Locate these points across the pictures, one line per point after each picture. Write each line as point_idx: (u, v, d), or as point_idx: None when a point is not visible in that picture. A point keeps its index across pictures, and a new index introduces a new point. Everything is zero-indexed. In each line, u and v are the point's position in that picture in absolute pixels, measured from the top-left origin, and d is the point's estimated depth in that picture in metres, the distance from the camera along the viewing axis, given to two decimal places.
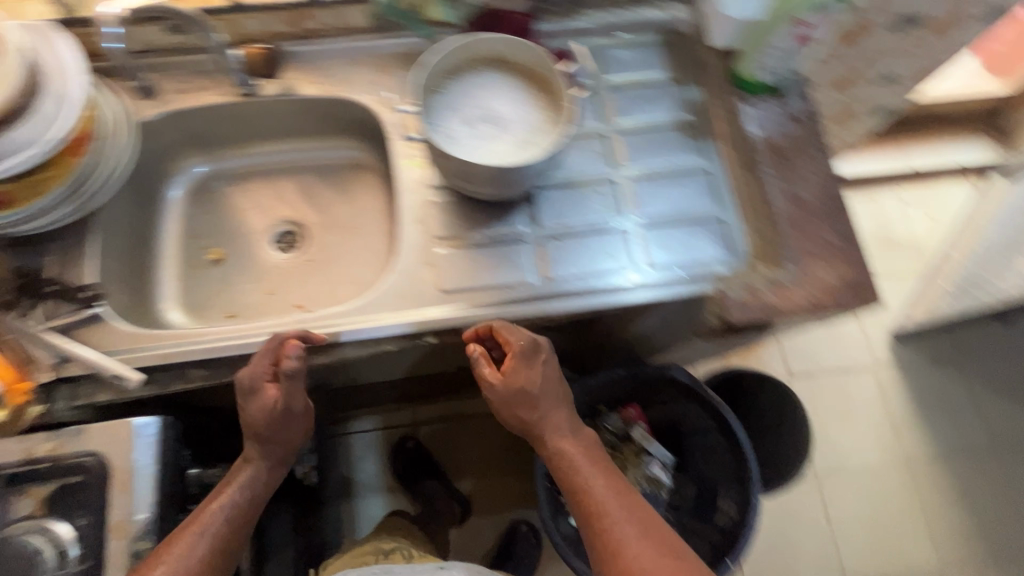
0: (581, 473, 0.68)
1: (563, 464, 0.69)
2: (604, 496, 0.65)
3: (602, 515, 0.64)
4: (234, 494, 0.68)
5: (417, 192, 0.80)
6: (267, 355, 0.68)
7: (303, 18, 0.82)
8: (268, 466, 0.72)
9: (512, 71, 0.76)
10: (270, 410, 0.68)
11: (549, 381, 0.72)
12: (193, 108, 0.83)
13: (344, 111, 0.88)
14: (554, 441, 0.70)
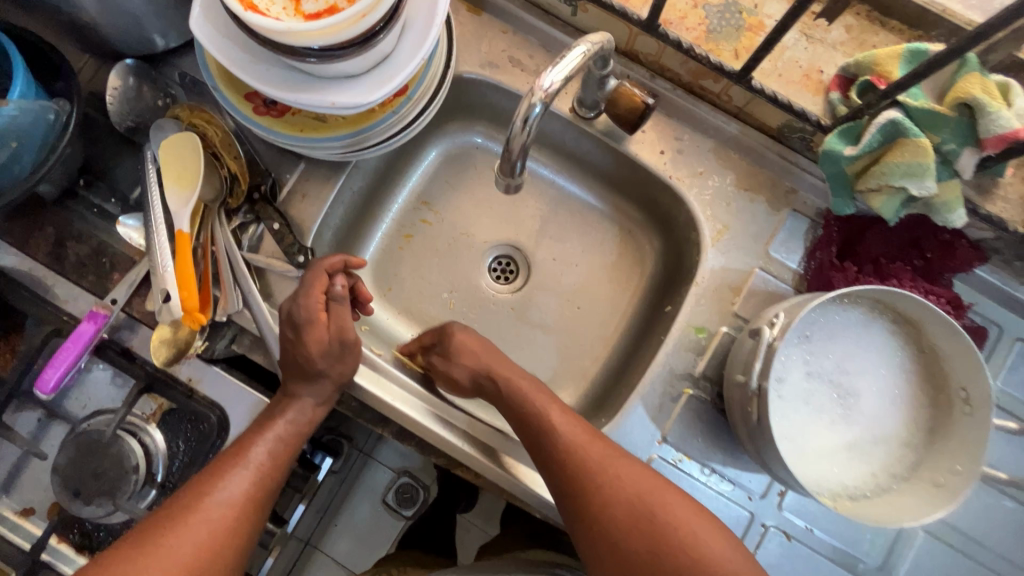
0: (555, 426, 0.56)
1: (537, 429, 0.57)
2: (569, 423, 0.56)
3: (585, 459, 0.54)
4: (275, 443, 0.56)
5: (679, 368, 0.61)
6: (313, 283, 0.58)
7: (711, 78, 0.59)
8: (319, 401, 0.58)
9: (913, 340, 0.52)
10: (323, 350, 0.56)
11: (492, 354, 0.63)
12: (516, 89, 0.65)
13: (663, 195, 0.67)
14: (549, 404, 0.58)
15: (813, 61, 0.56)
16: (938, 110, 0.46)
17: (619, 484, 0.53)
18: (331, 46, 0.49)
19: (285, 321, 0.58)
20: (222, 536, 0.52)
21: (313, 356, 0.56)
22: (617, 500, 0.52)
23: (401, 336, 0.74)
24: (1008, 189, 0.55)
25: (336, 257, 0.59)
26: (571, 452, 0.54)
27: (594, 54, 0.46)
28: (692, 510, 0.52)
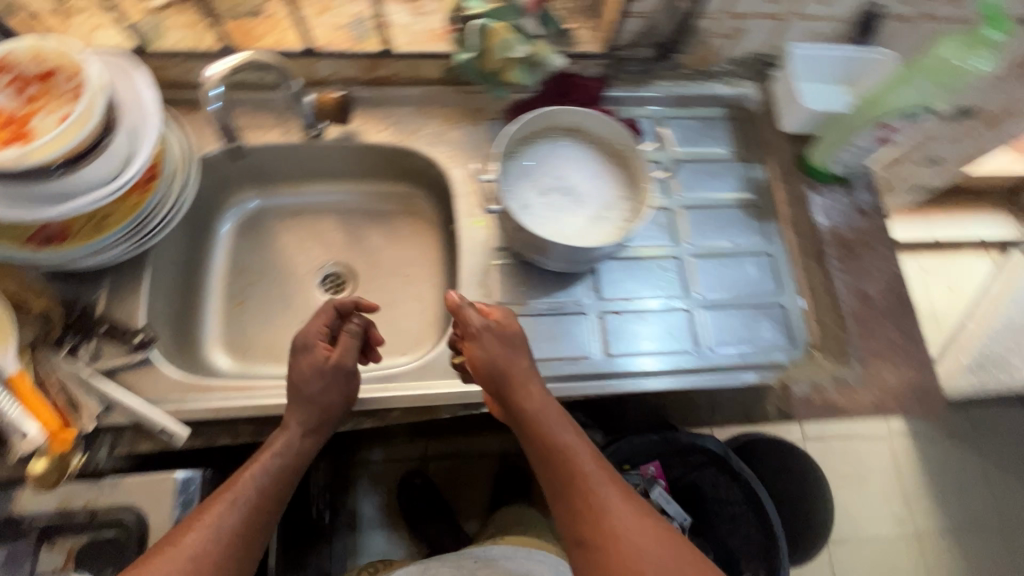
0: (586, 477, 0.59)
1: (567, 473, 0.60)
2: (602, 479, 0.59)
3: (586, 491, 0.58)
4: (266, 473, 0.62)
5: (479, 253, 0.78)
6: (322, 317, 0.69)
7: (379, 67, 0.81)
8: (302, 433, 0.65)
9: (583, 139, 0.75)
10: (320, 373, 0.65)
11: (505, 343, 0.65)
12: (253, 145, 0.82)
13: (406, 161, 0.87)
14: (569, 442, 0.62)
15: (430, 25, 0.81)
16: (496, 9, 0.71)
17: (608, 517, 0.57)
18: (70, 156, 0.61)
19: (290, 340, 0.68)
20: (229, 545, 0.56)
21: (308, 380, 0.64)
22: (627, 560, 0.54)
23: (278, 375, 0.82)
24: (582, 36, 0.83)
25: (346, 299, 0.70)
26: (605, 517, 0.57)
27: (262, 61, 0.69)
28: (687, 564, 0.54)
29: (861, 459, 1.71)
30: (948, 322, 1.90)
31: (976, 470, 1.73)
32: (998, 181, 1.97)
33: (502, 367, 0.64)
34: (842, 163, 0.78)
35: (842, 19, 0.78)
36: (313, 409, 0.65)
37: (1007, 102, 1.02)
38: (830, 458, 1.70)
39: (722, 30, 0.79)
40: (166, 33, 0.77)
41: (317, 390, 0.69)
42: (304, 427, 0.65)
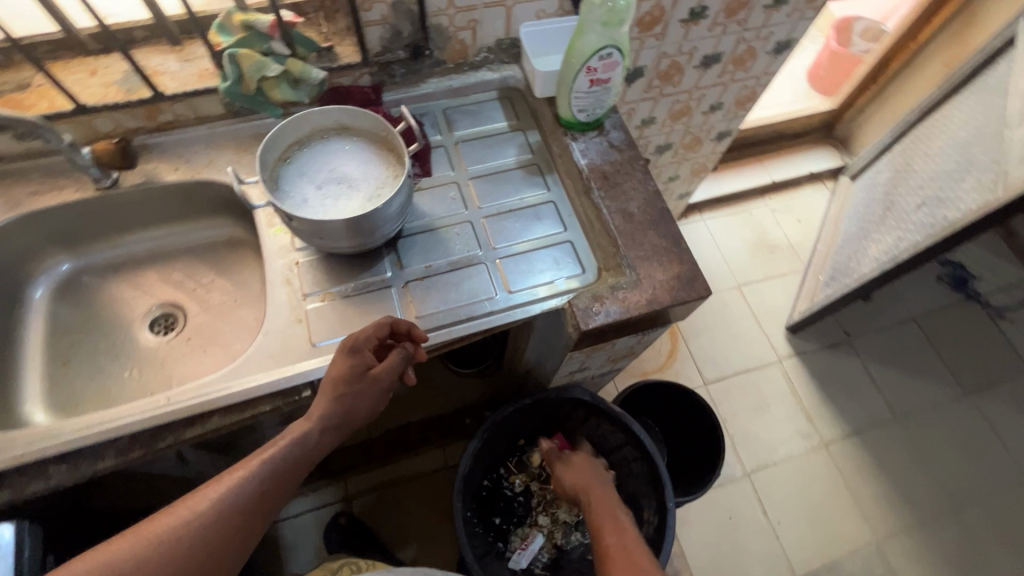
0: (610, 542, 0.81)
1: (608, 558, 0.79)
2: (614, 537, 0.82)
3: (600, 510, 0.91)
4: (282, 459, 0.68)
5: (283, 256, 0.83)
6: (377, 326, 0.72)
7: (157, 112, 0.87)
8: (323, 428, 0.70)
9: (351, 134, 0.84)
10: (355, 380, 0.70)
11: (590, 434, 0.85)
12: (44, 208, 0.84)
13: (209, 193, 0.92)
14: (618, 535, 0.83)
15: (198, 67, 0.88)
16: (242, 37, 0.80)
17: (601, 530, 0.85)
18: None
19: (346, 338, 0.71)
20: (208, 530, 0.61)
21: (352, 387, 0.70)
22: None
23: None
24: (344, 52, 0.92)
25: (404, 321, 0.74)
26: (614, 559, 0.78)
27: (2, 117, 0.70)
28: None
29: (761, 387, 1.84)
30: (805, 249, 2.11)
31: (862, 372, 1.88)
32: (815, 119, 2.24)
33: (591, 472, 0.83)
34: (579, 108, 0.88)
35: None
36: (336, 405, 0.70)
37: (741, 41, 1.21)
38: (733, 393, 1.81)
39: (458, 23, 0.91)
40: None
41: (128, 413, 0.71)
42: (325, 424, 0.70)
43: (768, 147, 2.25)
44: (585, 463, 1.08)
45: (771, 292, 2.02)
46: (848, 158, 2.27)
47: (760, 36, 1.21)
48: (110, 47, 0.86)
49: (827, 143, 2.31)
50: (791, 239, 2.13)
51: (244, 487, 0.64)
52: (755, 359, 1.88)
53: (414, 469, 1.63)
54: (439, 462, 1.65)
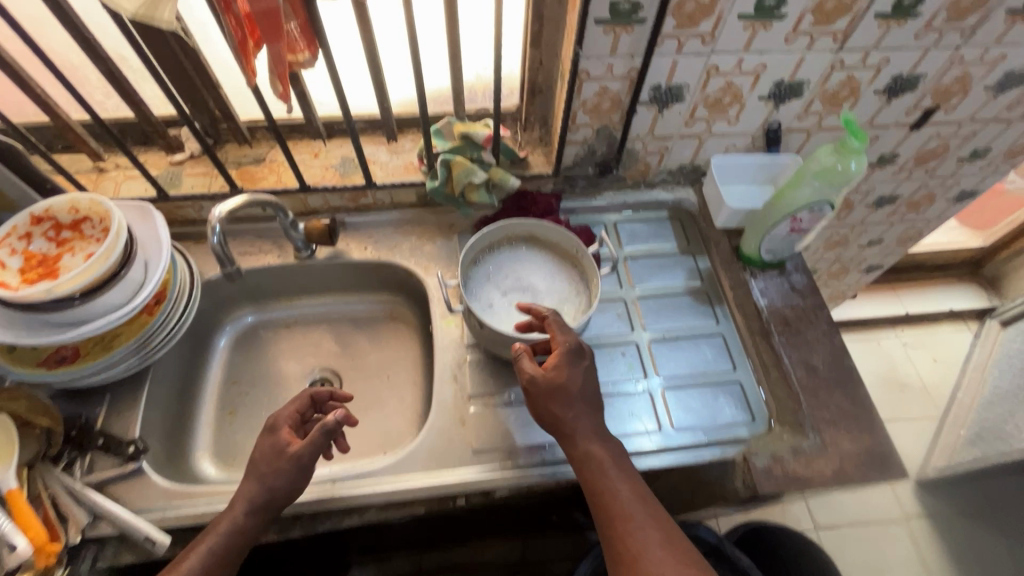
0: (629, 538, 0.62)
1: (627, 550, 0.61)
2: (645, 536, 0.62)
3: (624, 516, 0.63)
4: (207, 553, 0.63)
5: (452, 350, 0.85)
6: (295, 404, 0.74)
7: (362, 196, 0.94)
8: (247, 510, 0.65)
9: (539, 246, 0.86)
10: (274, 456, 0.67)
11: (552, 390, 0.67)
12: (251, 269, 0.93)
13: (387, 272, 0.97)
14: (626, 501, 0.64)
15: (405, 160, 0.96)
16: (457, 145, 0.87)
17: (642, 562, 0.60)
18: (96, 281, 0.72)
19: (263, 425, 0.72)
20: None
21: (268, 466, 0.67)
22: None
23: None
24: (535, 161, 0.97)
25: (323, 389, 0.77)
26: (633, 538, 0.62)
27: (258, 199, 0.80)
28: None
29: (881, 546, 1.62)
30: (940, 394, 1.91)
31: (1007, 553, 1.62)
32: (960, 255, 2.08)
33: (558, 420, 0.67)
34: (768, 249, 0.86)
35: (753, 132, 0.93)
36: (264, 481, 0.66)
37: (923, 188, 1.15)
38: (848, 547, 1.61)
39: (650, 149, 0.94)
40: (181, 181, 0.91)
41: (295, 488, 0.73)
42: (249, 508, 0.65)
43: (902, 275, 2.11)
44: (586, 440, 0.67)
45: (897, 436, 1.82)
46: (996, 300, 2.07)
47: (945, 184, 1.15)
48: (334, 134, 0.96)
49: (970, 280, 2.14)
50: (924, 380, 1.94)
51: None
52: (876, 511, 1.68)
53: (488, 555, 1.57)
54: (515, 554, 1.58)
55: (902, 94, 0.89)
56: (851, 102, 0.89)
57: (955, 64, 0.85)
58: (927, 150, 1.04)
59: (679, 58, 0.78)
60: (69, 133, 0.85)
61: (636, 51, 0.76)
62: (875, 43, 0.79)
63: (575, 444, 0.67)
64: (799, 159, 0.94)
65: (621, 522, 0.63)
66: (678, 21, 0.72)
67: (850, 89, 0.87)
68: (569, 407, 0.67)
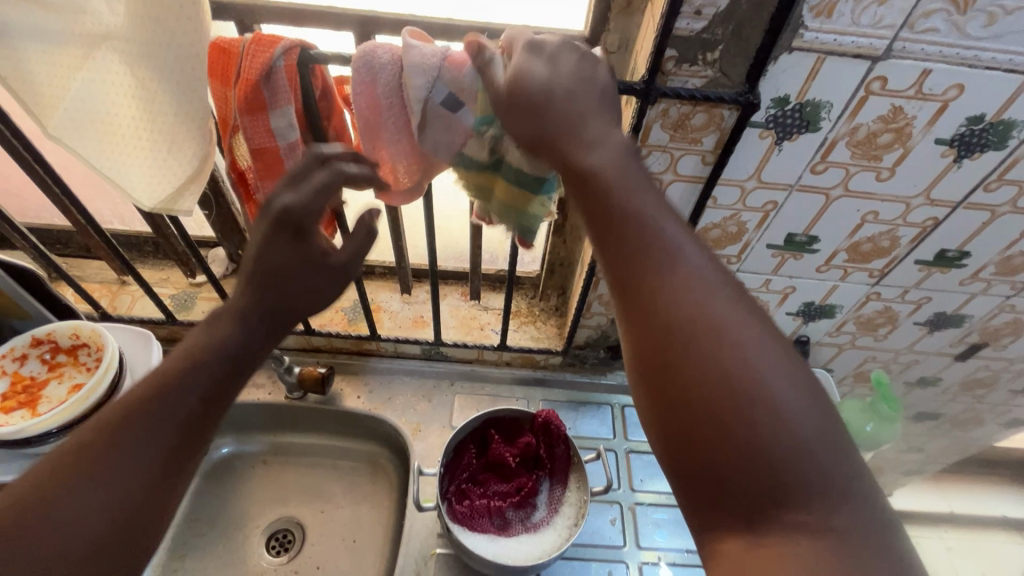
0: (673, 301, 0.39)
1: (671, 314, 0.39)
2: (713, 312, 0.39)
3: (663, 273, 0.40)
4: (194, 374, 0.44)
5: (422, 538, 0.78)
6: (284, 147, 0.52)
7: (364, 343, 0.93)
8: (245, 325, 0.47)
9: (533, 458, 0.77)
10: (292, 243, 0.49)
11: (608, 146, 0.44)
12: (238, 402, 0.90)
13: (376, 425, 0.92)
14: (687, 297, 0.39)
15: (415, 311, 0.95)
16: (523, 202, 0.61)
17: (687, 379, 0.38)
18: (73, 419, 0.69)
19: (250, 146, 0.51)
20: (107, 489, 0.39)
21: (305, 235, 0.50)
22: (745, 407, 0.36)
23: None
24: (545, 331, 0.95)
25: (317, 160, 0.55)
26: (688, 324, 0.38)
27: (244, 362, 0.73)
28: (785, 382, 0.37)
29: None
30: None
31: None
32: None
33: (580, 145, 0.44)
34: None
35: (779, 341, 0.88)
36: (202, 355, 0.45)
37: (969, 410, 1.05)
38: None
39: None
40: (194, 305, 0.92)
41: None
42: (249, 331, 0.47)
43: None
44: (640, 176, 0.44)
45: None
46: None
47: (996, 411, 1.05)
48: None
49: None
50: None
51: (149, 439, 0.41)
52: None
53: None
54: None
55: (946, 329, 0.83)
56: (887, 328, 0.83)
57: (1004, 310, 0.79)
58: (975, 379, 0.95)
59: None
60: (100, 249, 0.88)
61: None
62: (915, 283, 0.75)
63: (588, 153, 0.44)
64: (829, 376, 0.87)
65: (663, 293, 0.39)
66: (702, 243, 0.70)
67: (886, 317, 0.81)
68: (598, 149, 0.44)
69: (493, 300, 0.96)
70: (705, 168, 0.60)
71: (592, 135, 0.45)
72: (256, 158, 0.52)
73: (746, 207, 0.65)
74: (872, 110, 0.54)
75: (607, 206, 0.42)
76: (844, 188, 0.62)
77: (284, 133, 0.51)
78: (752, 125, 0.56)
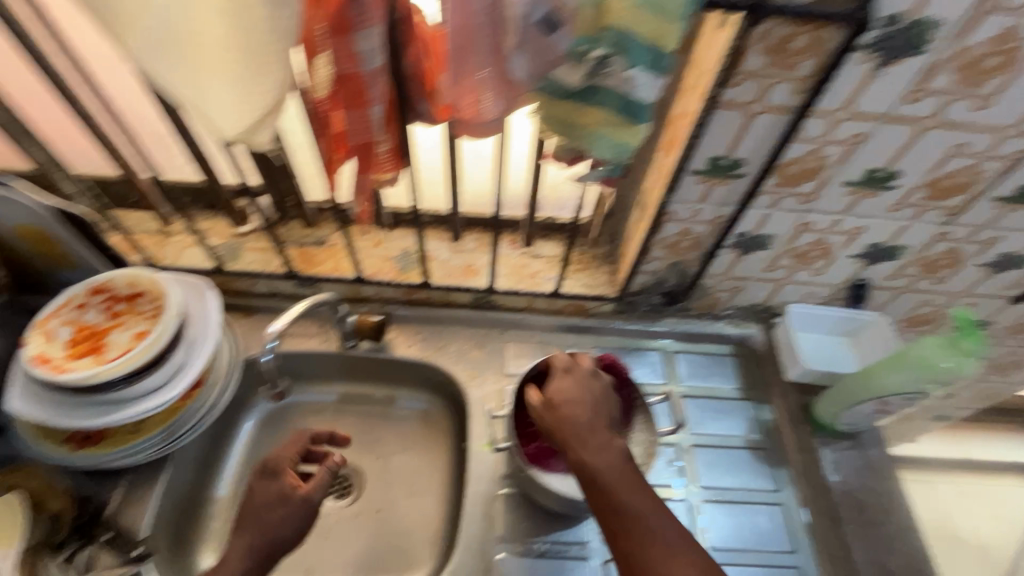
0: (617, 485, 0.56)
1: (619, 515, 0.55)
2: (646, 514, 0.54)
3: (610, 499, 0.56)
4: (247, 554, 0.61)
5: (487, 478, 0.79)
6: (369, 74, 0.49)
7: (415, 292, 0.92)
8: (282, 516, 0.64)
9: None
10: (280, 503, 0.64)
11: (582, 404, 0.62)
12: (291, 351, 0.90)
13: (429, 373, 0.92)
14: (627, 492, 0.56)
15: (465, 259, 0.93)
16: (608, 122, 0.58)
17: (636, 543, 0.53)
18: (141, 365, 0.69)
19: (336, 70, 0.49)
20: None
21: (259, 511, 0.64)
22: None
23: None
24: (597, 278, 0.93)
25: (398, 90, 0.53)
26: (630, 498, 0.55)
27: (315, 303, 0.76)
28: None
29: None
30: None
31: None
32: None
33: (560, 419, 0.61)
34: (845, 421, 0.80)
35: (836, 285, 0.87)
36: (253, 556, 0.62)
37: (1010, 354, 1.06)
38: None
39: (723, 286, 0.88)
40: (241, 254, 0.91)
41: None
42: (261, 544, 0.62)
43: None
44: (601, 436, 0.60)
45: None
46: None
47: None
48: (399, 224, 0.95)
49: None
50: None
51: (246, 552, 0.62)
52: None
53: None
54: None
55: (1008, 270, 0.82)
56: (949, 270, 0.83)
57: None
58: None
59: (772, 212, 0.73)
60: (144, 197, 0.86)
61: (728, 201, 0.72)
62: (987, 222, 0.73)
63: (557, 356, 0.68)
64: (884, 318, 0.86)
65: (620, 506, 0.55)
66: (779, 180, 0.68)
67: (950, 259, 0.81)
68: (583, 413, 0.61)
69: (543, 248, 0.94)
70: (798, 97, 0.58)
71: (560, 381, 0.64)
72: (341, 86, 0.50)
73: (832, 141, 0.63)
74: (986, 30, 0.52)
75: (588, 475, 0.57)
76: (937, 118, 0.60)
77: (370, 58, 0.48)
78: (857, 48, 0.53)
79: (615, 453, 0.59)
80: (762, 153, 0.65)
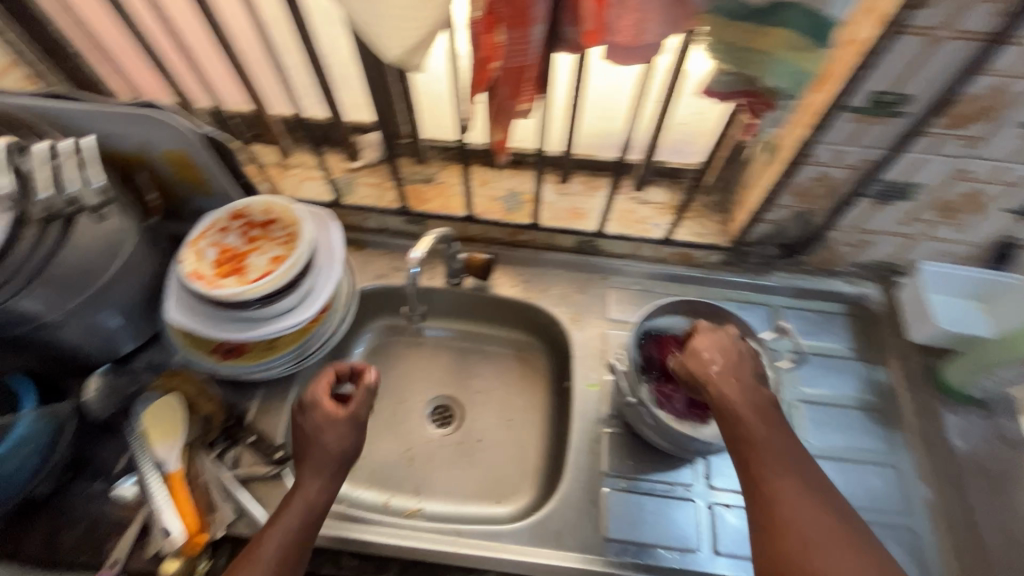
0: (762, 455, 0.55)
1: (765, 487, 0.54)
2: (790, 492, 0.53)
3: (756, 465, 0.55)
4: (316, 479, 0.62)
5: (592, 417, 0.81)
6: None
7: (520, 233, 0.93)
8: (344, 434, 0.65)
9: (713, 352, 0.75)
10: (333, 424, 0.65)
11: (735, 364, 0.62)
12: (399, 285, 0.93)
13: (530, 314, 0.94)
14: (780, 470, 0.54)
15: (572, 203, 0.92)
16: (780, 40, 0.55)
17: (775, 518, 0.52)
18: (274, 288, 0.72)
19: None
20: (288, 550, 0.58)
21: (321, 435, 0.64)
22: None
23: (410, 504, 0.85)
24: (708, 227, 0.90)
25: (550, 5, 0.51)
26: (776, 475, 0.54)
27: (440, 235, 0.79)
28: None
29: None
30: None
31: None
32: None
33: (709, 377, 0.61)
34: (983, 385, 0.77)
35: (978, 244, 0.80)
36: (321, 476, 0.63)
37: None
38: None
39: (848, 240, 0.83)
40: (355, 189, 0.94)
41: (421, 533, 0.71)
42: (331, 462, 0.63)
43: None
44: (753, 403, 0.59)
45: None
46: None
47: None
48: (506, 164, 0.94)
49: None
50: None
51: (315, 484, 0.62)
52: None
53: None
54: None
55: None
56: None
57: None
58: None
59: (927, 157, 0.67)
60: (268, 129, 0.89)
61: (879, 143, 0.67)
62: None
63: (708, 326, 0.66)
64: None
65: (766, 479, 0.54)
66: (947, 119, 0.62)
67: None
68: (732, 378, 0.61)
69: (652, 194, 0.92)
70: (997, 20, 0.52)
71: (709, 340, 0.64)
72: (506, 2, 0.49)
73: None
74: None
75: (736, 439, 0.57)
76: None
77: None
78: None
79: (764, 426, 0.58)
80: (934, 87, 0.59)
